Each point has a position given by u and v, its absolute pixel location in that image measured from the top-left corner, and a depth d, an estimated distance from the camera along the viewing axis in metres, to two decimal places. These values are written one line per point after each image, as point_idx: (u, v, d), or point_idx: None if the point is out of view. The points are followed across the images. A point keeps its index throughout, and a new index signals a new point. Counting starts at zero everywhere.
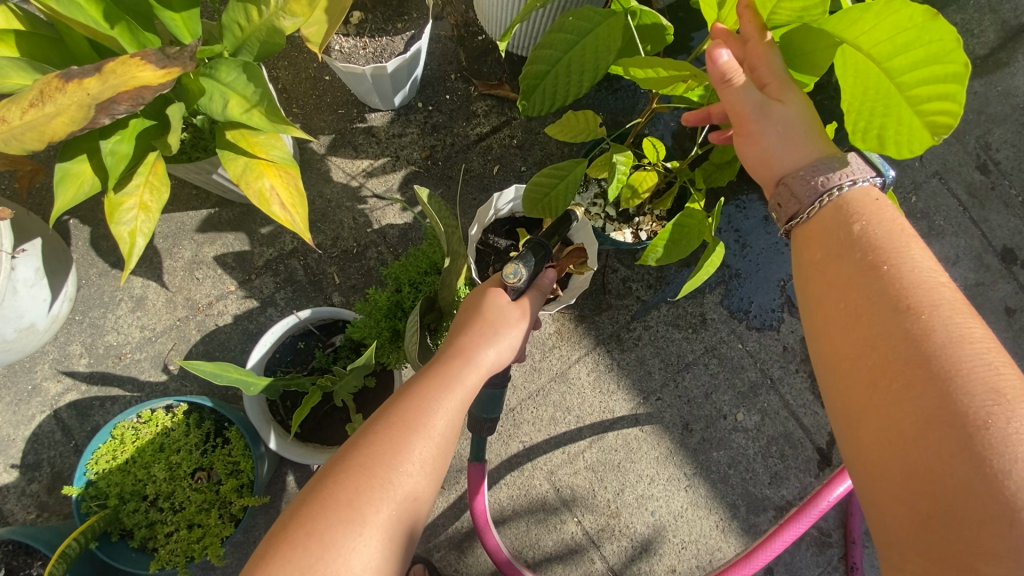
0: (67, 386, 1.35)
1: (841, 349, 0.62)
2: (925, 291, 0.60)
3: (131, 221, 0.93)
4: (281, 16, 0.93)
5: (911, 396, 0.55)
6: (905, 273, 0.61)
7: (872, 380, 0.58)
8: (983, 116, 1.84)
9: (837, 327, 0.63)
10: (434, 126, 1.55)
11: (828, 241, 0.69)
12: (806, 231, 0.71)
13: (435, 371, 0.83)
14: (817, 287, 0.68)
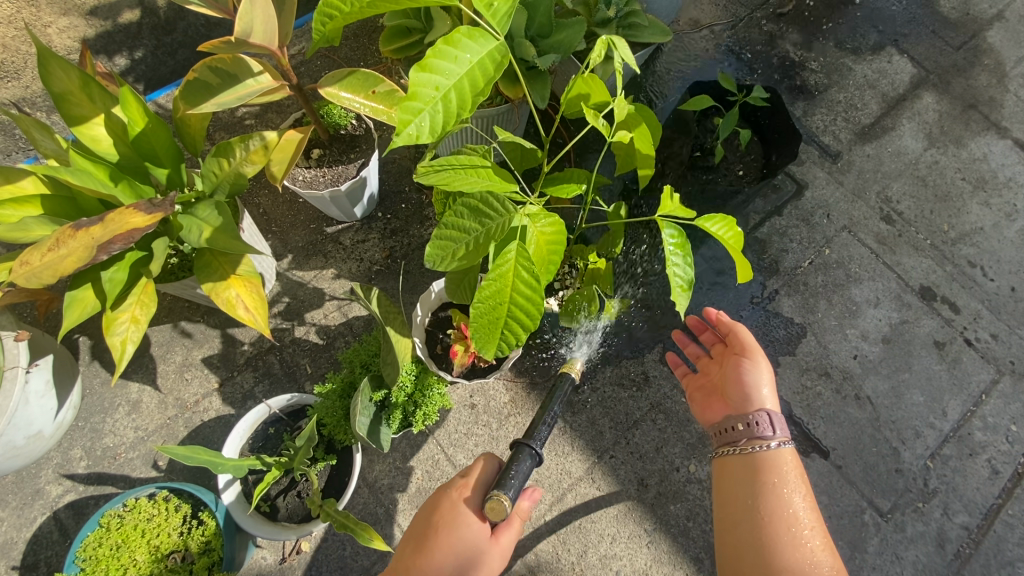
0: (66, 487, 1.50)
1: (736, 524, 1.11)
2: (793, 527, 1.06)
3: (123, 332, 1.15)
4: (244, 164, 1.21)
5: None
6: (792, 516, 1.08)
7: (748, 549, 1.07)
8: (880, 174, 2.07)
9: (735, 503, 1.13)
10: (393, 231, 1.81)
11: (747, 467, 1.15)
12: (741, 459, 1.16)
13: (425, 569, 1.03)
14: (731, 491, 1.15)
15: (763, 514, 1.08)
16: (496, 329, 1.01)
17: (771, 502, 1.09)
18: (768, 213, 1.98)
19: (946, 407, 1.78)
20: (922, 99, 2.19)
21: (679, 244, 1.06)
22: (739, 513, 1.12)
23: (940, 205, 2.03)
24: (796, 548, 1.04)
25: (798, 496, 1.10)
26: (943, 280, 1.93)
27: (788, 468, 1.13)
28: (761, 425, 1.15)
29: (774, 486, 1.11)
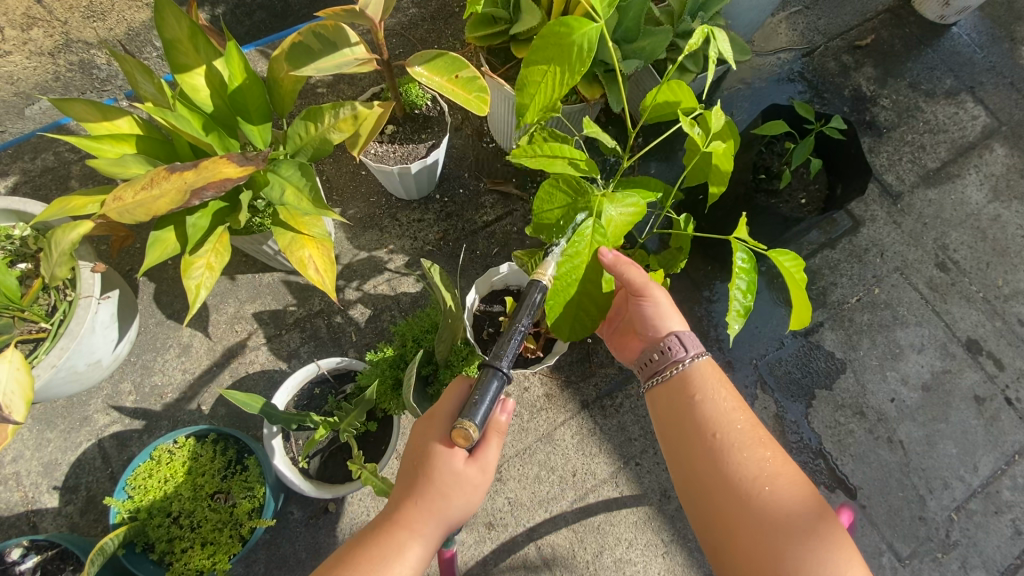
0: (113, 418, 1.56)
1: (682, 460, 1.02)
2: (731, 430, 0.99)
3: (198, 276, 1.19)
4: (331, 131, 1.24)
5: (732, 497, 0.93)
6: (723, 421, 1.00)
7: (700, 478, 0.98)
8: (939, 221, 2.04)
9: (672, 436, 1.06)
10: (448, 214, 1.84)
11: (674, 397, 1.07)
12: (668, 390, 1.09)
13: (422, 493, 1.00)
14: (667, 426, 1.07)
15: (691, 436, 1.02)
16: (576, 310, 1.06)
17: (704, 414, 1.02)
18: (821, 245, 1.98)
19: (978, 462, 1.75)
20: (991, 151, 2.15)
21: (749, 268, 1.05)
22: (678, 445, 1.03)
23: (998, 259, 2.00)
24: (738, 454, 0.96)
25: (727, 401, 1.03)
26: (990, 335, 1.90)
27: (710, 379, 1.07)
28: (673, 349, 1.08)
29: (699, 402, 1.04)
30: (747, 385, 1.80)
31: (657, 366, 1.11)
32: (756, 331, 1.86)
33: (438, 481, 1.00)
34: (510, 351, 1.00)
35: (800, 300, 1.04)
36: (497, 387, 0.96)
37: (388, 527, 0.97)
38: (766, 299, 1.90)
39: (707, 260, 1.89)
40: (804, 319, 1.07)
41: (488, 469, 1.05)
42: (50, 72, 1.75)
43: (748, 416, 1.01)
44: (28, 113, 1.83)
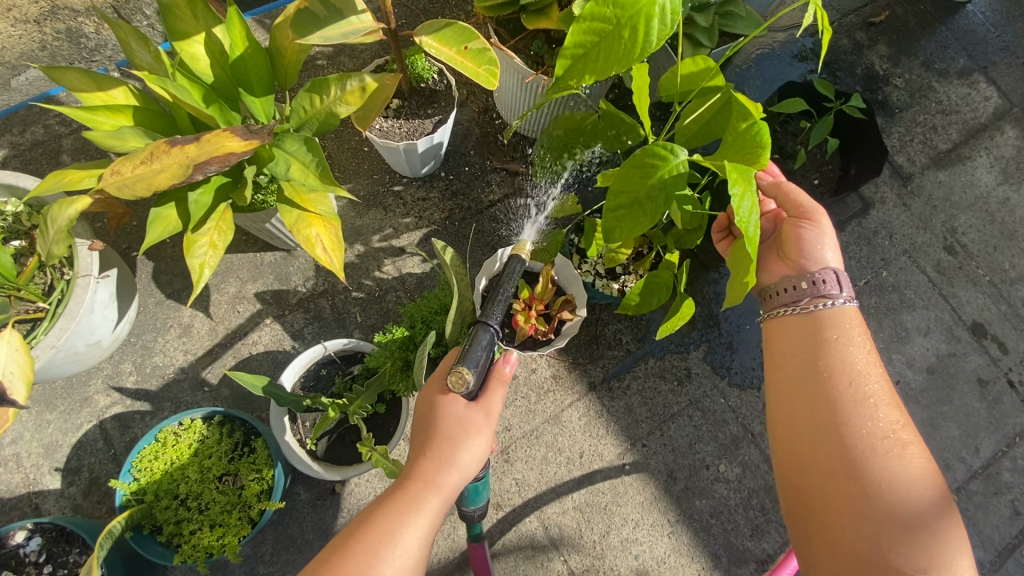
0: (114, 399, 1.54)
1: (794, 386, 0.98)
2: (857, 383, 0.94)
3: (202, 255, 1.16)
4: (338, 104, 1.20)
5: (849, 444, 0.89)
6: (855, 369, 0.96)
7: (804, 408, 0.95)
8: (949, 203, 2.02)
9: (789, 364, 1.01)
10: (454, 192, 1.80)
11: (807, 328, 1.03)
12: (801, 323, 1.04)
13: (432, 445, 0.99)
14: (789, 352, 1.03)
15: (819, 370, 0.97)
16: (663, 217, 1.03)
17: (836, 358, 0.97)
18: (830, 227, 1.96)
19: (980, 444, 1.77)
20: (1003, 133, 2.13)
21: None
22: (795, 373, 0.99)
23: (1006, 242, 1.99)
24: (861, 407, 0.92)
25: (861, 354, 0.98)
26: (996, 319, 1.90)
27: (849, 326, 1.02)
28: (828, 283, 1.04)
29: (835, 343, 0.99)
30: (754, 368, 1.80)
31: (795, 296, 1.06)
32: None
33: (444, 430, 1.00)
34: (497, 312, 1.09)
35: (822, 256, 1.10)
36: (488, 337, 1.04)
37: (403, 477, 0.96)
38: None
39: None
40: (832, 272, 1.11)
41: (492, 417, 1.06)
42: (38, 41, 1.67)
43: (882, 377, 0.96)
44: (15, 84, 1.76)
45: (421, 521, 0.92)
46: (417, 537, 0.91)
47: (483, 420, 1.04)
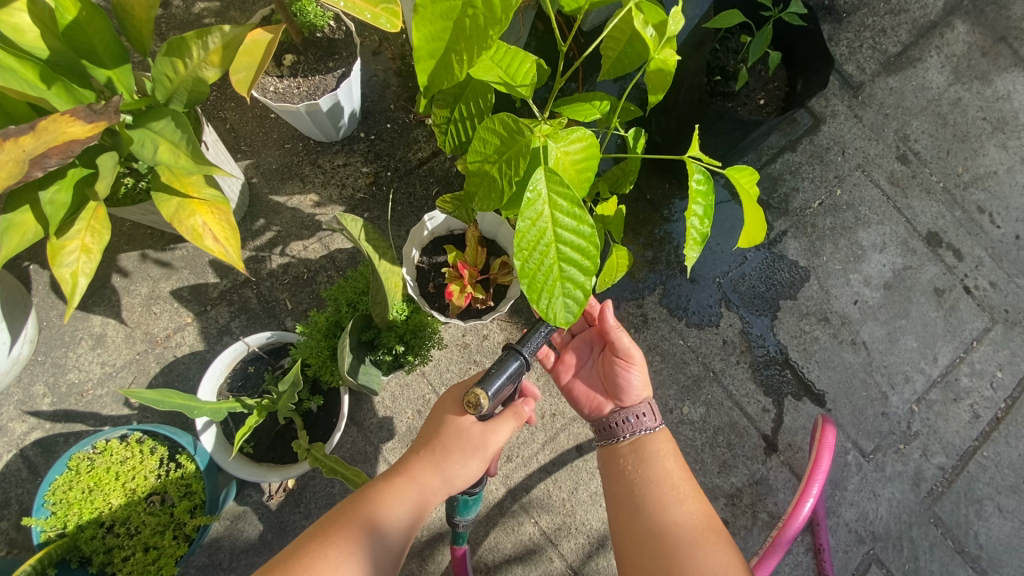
0: (31, 425, 1.41)
1: (625, 509, 1.05)
2: (673, 499, 1.03)
3: (73, 263, 1.01)
4: (204, 67, 1.02)
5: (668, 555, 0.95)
6: (666, 483, 1.05)
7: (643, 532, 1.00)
8: (901, 110, 1.94)
9: (623, 490, 1.08)
10: (377, 154, 1.64)
11: (631, 455, 1.11)
12: (632, 445, 1.12)
13: (426, 453, 0.93)
14: (618, 478, 1.10)
15: (641, 487, 1.05)
16: (555, 283, 0.80)
17: (656, 476, 1.06)
18: (781, 148, 1.87)
19: (938, 353, 1.78)
20: (953, 28, 2.02)
21: (706, 188, 0.93)
22: (625, 502, 1.06)
23: (959, 145, 1.93)
24: (678, 521, 0.99)
25: (676, 465, 1.09)
26: (951, 226, 1.86)
27: (663, 446, 1.12)
28: (641, 417, 1.14)
29: (654, 462, 1.09)
30: (712, 305, 1.74)
31: (619, 426, 1.15)
32: (718, 248, 1.79)
33: (441, 442, 0.94)
34: (535, 342, 0.96)
35: (753, 216, 0.94)
36: (517, 364, 0.93)
37: (389, 478, 0.91)
38: (726, 212, 1.82)
39: (664, 178, 1.78)
40: (756, 236, 0.96)
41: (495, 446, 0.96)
42: None
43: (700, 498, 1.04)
44: None
45: (390, 532, 0.86)
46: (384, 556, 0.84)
47: (486, 447, 0.94)
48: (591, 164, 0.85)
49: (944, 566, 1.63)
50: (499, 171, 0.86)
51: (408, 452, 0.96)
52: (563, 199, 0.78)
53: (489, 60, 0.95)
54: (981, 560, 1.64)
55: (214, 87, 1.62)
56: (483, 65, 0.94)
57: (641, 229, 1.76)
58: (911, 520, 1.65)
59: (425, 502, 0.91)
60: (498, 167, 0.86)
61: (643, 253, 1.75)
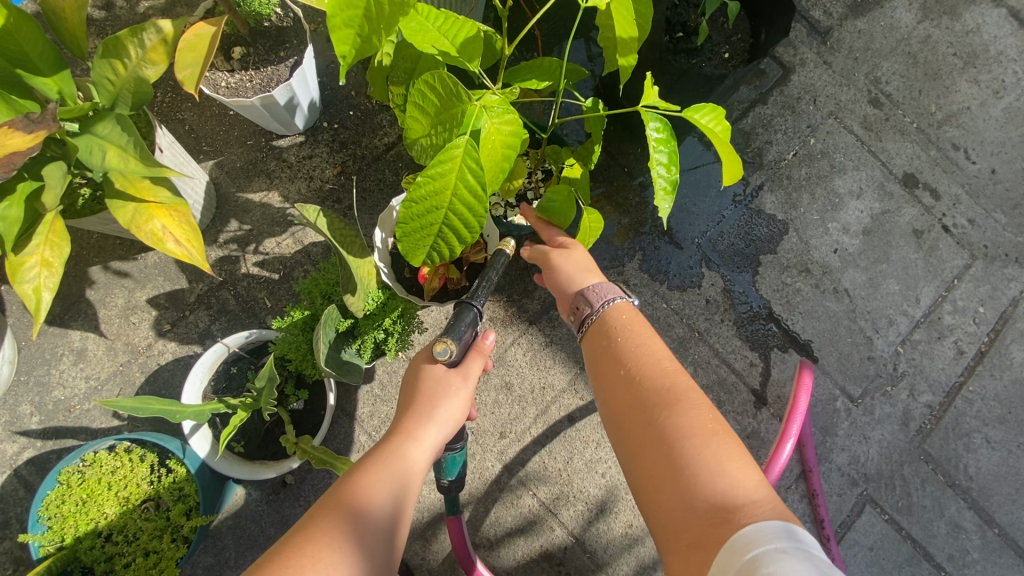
0: (22, 444, 1.41)
1: (606, 387, 0.88)
2: (657, 360, 0.87)
3: (35, 278, 1.00)
4: (143, 66, 1.00)
5: (644, 417, 0.79)
6: (639, 349, 0.89)
7: (621, 407, 0.83)
8: (870, 53, 1.91)
9: (599, 371, 0.91)
10: (342, 142, 1.62)
11: (600, 332, 0.96)
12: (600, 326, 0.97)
13: (408, 412, 0.97)
14: (595, 359, 0.94)
15: (614, 360, 0.90)
16: (429, 236, 0.89)
17: (628, 345, 0.91)
18: (752, 102, 1.85)
19: (920, 294, 1.79)
20: None
21: (665, 133, 0.92)
22: (603, 382, 0.89)
23: (930, 84, 1.91)
24: (656, 377, 0.83)
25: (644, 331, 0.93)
26: (926, 166, 1.86)
27: (630, 319, 0.96)
28: (596, 295, 1.01)
29: (622, 334, 0.93)
30: (692, 266, 1.74)
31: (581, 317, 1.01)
32: (695, 209, 1.78)
33: (421, 396, 0.99)
34: (481, 293, 1.08)
35: (726, 155, 0.93)
36: (477, 309, 1.03)
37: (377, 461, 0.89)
38: (701, 171, 1.80)
39: (636, 143, 1.76)
40: (734, 171, 0.95)
41: (470, 384, 1.03)
42: None
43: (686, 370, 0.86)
44: None
45: (376, 510, 0.82)
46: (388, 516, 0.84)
47: (464, 383, 1.02)
48: (516, 150, 0.86)
49: (937, 501, 1.66)
50: (432, 134, 0.87)
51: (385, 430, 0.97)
52: (471, 174, 0.83)
53: (435, 28, 0.91)
54: (972, 491, 1.68)
55: (169, 88, 1.59)
56: (428, 35, 0.90)
57: (617, 195, 1.75)
58: (902, 459, 1.68)
59: (411, 470, 0.91)
60: (432, 128, 0.87)
61: (621, 220, 1.74)
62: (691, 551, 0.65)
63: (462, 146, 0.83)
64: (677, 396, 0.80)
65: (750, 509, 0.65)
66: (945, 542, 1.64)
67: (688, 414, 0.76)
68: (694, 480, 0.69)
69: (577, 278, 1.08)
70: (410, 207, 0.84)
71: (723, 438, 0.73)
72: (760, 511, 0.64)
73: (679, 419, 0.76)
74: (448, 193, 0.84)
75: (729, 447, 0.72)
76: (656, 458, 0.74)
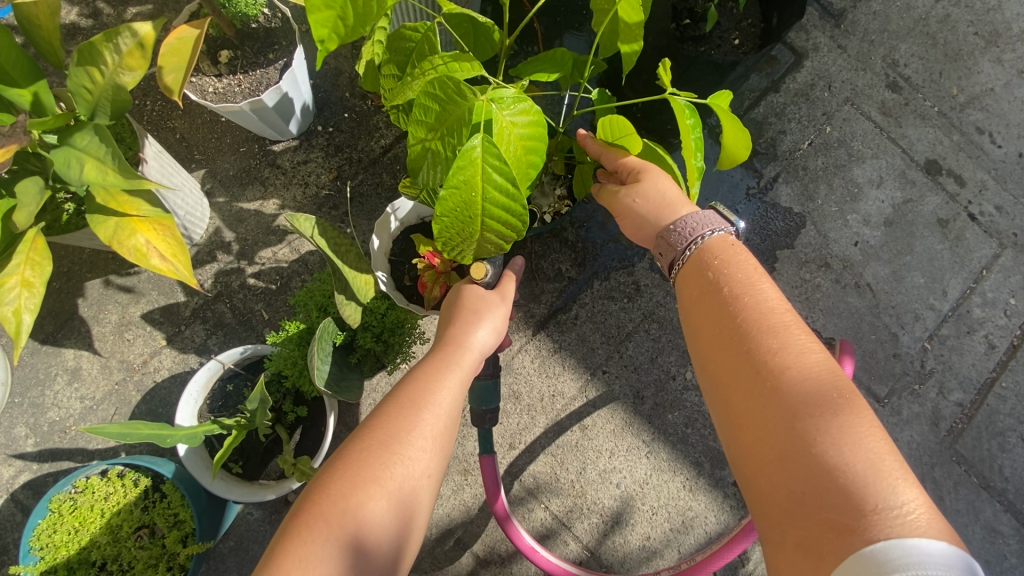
0: (18, 468, 1.37)
1: (711, 338, 0.77)
2: (768, 312, 0.75)
3: (14, 300, 0.94)
4: (121, 72, 0.94)
5: (756, 384, 0.69)
6: (750, 295, 0.77)
7: (732, 368, 0.73)
8: (886, 34, 1.82)
9: (698, 318, 0.81)
10: (338, 146, 1.56)
11: (699, 275, 0.84)
12: (692, 266, 0.86)
13: (440, 352, 0.95)
14: (691, 306, 0.83)
15: (716, 309, 0.79)
16: (474, 240, 0.84)
17: (731, 293, 0.79)
18: (764, 90, 1.77)
19: (947, 287, 1.70)
20: None
21: (696, 116, 0.86)
22: (704, 334, 0.79)
23: (951, 66, 1.81)
24: (773, 337, 0.72)
25: (747, 271, 0.81)
26: (950, 151, 1.77)
27: (727, 256, 0.84)
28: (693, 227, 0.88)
29: (723, 276, 0.82)
30: None
31: (675, 251, 0.89)
32: (707, 204, 1.71)
33: (438, 352, 0.95)
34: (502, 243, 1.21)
35: (744, 140, 0.88)
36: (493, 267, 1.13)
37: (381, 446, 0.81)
38: (712, 165, 1.73)
39: None
40: (750, 153, 0.91)
41: (508, 302, 1.08)
42: None
43: (803, 320, 0.74)
44: None
45: (381, 505, 0.76)
46: (423, 461, 0.83)
47: (502, 302, 1.06)
48: (540, 144, 0.80)
49: (971, 504, 1.58)
50: (442, 141, 0.81)
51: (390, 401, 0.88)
52: (498, 173, 0.75)
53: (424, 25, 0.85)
54: (1008, 493, 1.59)
55: (158, 97, 1.54)
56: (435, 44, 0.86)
57: None
58: (933, 461, 1.60)
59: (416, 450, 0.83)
60: (440, 136, 0.80)
61: None
62: (799, 550, 0.60)
63: (479, 144, 0.74)
64: (786, 365, 0.69)
65: (883, 517, 0.56)
66: (981, 547, 1.55)
67: (804, 393, 0.66)
68: (814, 475, 0.60)
69: (653, 216, 0.94)
70: (445, 222, 0.79)
71: (850, 417, 0.63)
72: (894, 521, 0.56)
73: (793, 394, 0.66)
74: (477, 199, 0.77)
75: (861, 425, 0.62)
76: (766, 435, 0.66)
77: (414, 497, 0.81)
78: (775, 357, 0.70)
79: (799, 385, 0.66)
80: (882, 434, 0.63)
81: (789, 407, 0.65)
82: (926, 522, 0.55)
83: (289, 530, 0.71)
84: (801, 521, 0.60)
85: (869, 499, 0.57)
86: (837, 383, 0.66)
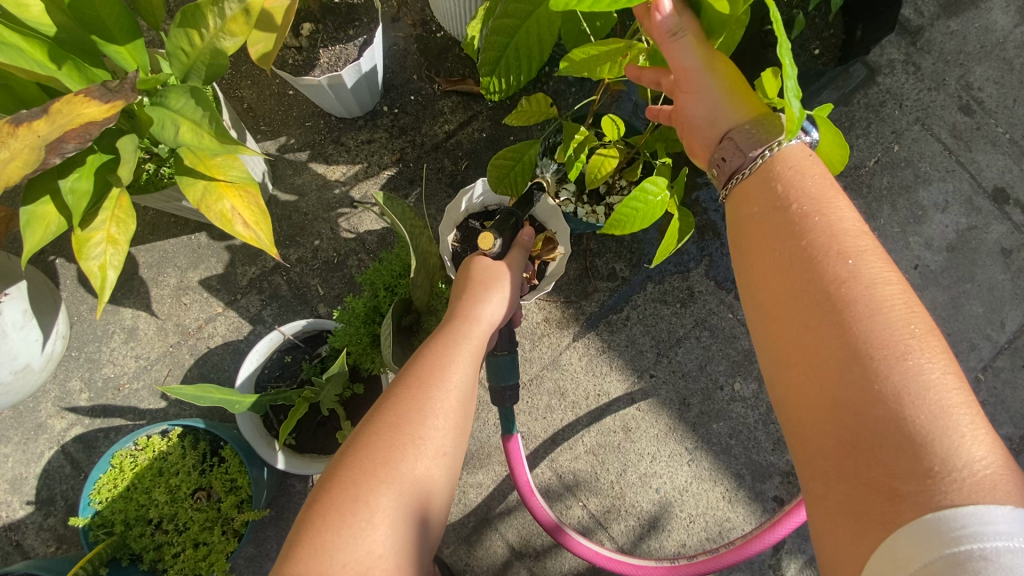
0: (70, 421, 1.39)
1: (762, 263, 0.67)
2: (843, 233, 0.63)
3: (101, 255, 0.95)
4: (221, 37, 0.94)
5: (821, 317, 0.59)
6: (818, 218, 0.64)
7: (787, 297, 0.62)
8: (963, 56, 1.77)
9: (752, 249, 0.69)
10: (402, 128, 1.56)
11: (765, 192, 0.70)
12: (747, 190, 0.73)
13: (449, 328, 0.94)
14: (744, 230, 0.71)
15: (767, 236, 0.67)
16: None
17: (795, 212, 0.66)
18: (833, 103, 1.73)
19: (1006, 318, 1.66)
20: None
21: None
22: (759, 259, 0.67)
23: None
24: (839, 261, 0.60)
25: (820, 189, 0.68)
26: (1018, 180, 1.72)
27: (803, 168, 0.70)
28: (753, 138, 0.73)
29: (790, 192, 0.68)
30: None
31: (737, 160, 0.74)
32: None
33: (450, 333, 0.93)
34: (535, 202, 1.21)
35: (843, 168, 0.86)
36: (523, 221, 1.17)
37: (390, 429, 0.78)
38: None
39: None
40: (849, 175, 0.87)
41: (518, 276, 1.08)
42: None
43: (880, 246, 0.62)
44: None
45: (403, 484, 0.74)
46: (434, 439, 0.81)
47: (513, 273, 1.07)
48: None
49: None
50: None
51: (398, 382, 0.86)
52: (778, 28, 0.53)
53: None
54: None
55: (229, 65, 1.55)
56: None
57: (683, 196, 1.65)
58: None
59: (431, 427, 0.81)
60: None
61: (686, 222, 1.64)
62: (843, 513, 0.53)
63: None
64: (848, 296, 0.58)
65: (944, 477, 0.49)
66: None
67: (870, 332, 0.56)
68: (863, 437, 0.53)
69: (713, 124, 0.79)
70: None
71: (917, 361, 0.53)
72: (956, 483, 0.49)
73: (859, 332, 0.56)
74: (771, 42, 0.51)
75: (929, 369, 0.53)
76: (822, 377, 0.57)
77: (432, 473, 0.79)
78: (833, 288, 0.59)
79: (864, 319, 0.56)
80: (954, 382, 0.53)
81: (855, 347, 0.55)
82: (989, 483, 0.48)
83: (310, 507, 0.70)
84: (842, 483, 0.54)
85: (923, 460, 0.50)
86: (910, 322, 0.56)
